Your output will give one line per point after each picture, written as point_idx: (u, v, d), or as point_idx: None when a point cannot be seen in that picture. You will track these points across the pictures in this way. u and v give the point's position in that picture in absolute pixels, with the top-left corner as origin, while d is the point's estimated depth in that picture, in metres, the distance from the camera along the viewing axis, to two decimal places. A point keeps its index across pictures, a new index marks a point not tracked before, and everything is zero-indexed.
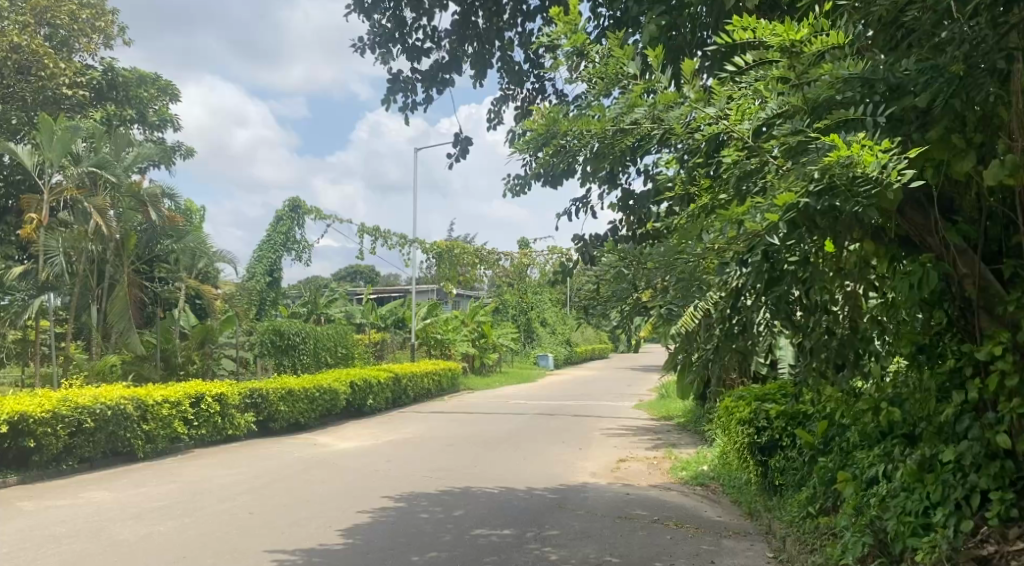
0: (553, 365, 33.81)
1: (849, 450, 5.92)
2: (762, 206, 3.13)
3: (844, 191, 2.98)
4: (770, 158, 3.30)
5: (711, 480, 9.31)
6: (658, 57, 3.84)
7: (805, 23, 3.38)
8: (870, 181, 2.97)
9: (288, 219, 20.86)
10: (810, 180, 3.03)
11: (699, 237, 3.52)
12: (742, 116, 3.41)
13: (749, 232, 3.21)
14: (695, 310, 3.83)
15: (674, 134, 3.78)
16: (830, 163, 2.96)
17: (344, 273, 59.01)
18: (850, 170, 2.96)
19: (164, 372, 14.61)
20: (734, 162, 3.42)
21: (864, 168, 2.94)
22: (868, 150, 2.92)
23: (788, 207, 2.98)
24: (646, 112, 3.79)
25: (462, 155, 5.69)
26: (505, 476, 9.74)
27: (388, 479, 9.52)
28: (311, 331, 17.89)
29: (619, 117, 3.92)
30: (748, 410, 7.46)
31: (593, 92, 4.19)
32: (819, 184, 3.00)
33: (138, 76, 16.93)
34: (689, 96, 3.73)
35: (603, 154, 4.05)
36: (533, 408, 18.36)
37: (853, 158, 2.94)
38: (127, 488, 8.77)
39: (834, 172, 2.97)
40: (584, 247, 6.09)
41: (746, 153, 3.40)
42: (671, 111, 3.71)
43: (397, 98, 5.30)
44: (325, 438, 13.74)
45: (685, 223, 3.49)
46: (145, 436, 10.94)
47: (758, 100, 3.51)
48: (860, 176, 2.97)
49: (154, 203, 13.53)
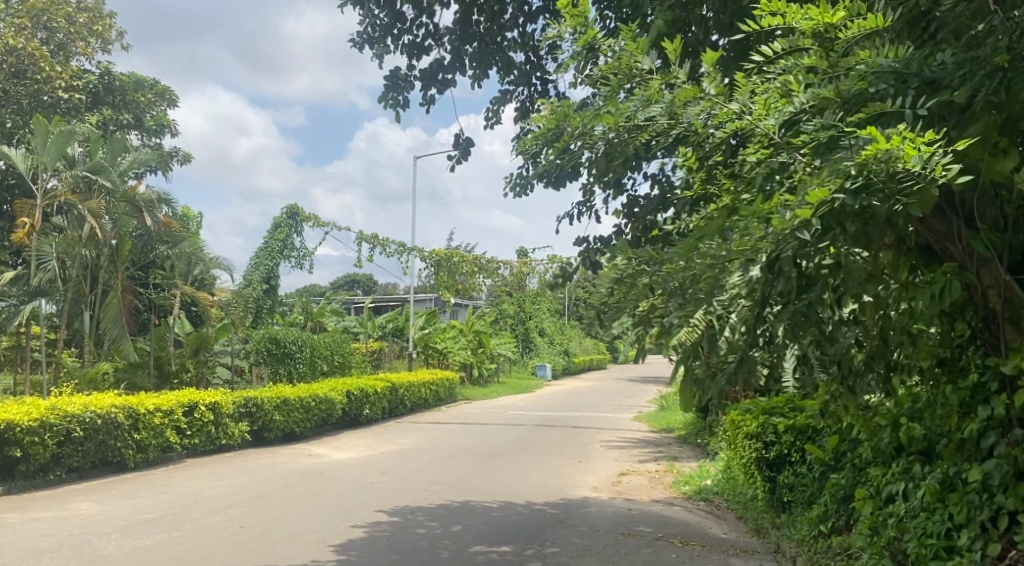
0: (552, 376, 33.56)
1: (862, 467, 5.76)
2: (792, 204, 2.95)
3: (881, 188, 2.81)
4: (797, 157, 3.14)
5: (716, 495, 9.08)
6: (676, 49, 3.69)
7: (840, 7, 3.30)
8: (912, 176, 2.78)
9: (286, 226, 20.61)
10: (846, 176, 2.84)
11: (723, 237, 3.35)
12: (767, 110, 3.26)
13: (778, 230, 3.03)
14: (694, 324, 3.52)
15: (690, 129, 3.67)
16: (867, 158, 2.78)
17: (340, 282, 58.83)
18: (890, 165, 2.77)
19: (158, 381, 14.39)
20: (758, 160, 3.29)
21: (905, 163, 2.76)
22: (910, 143, 2.75)
23: (821, 203, 2.80)
24: (663, 109, 3.67)
25: (463, 157, 5.50)
26: (503, 490, 9.49)
27: (383, 493, 9.28)
28: (308, 339, 17.68)
29: (634, 113, 3.78)
30: (755, 423, 7.26)
31: (605, 90, 4.05)
32: (856, 180, 2.81)
33: (135, 80, 16.69)
34: (710, 91, 3.55)
35: (613, 153, 3.89)
36: (532, 418, 18.09)
37: (893, 152, 2.76)
38: (115, 499, 8.53)
39: (871, 167, 2.79)
40: (586, 251, 5.87)
41: (771, 151, 3.28)
42: (690, 108, 3.59)
43: (394, 95, 5.11)
44: (321, 448, 13.50)
45: (702, 224, 3.30)
46: (135, 446, 10.70)
47: (780, 94, 3.35)
48: (900, 172, 2.79)
49: (150, 209, 13.06)
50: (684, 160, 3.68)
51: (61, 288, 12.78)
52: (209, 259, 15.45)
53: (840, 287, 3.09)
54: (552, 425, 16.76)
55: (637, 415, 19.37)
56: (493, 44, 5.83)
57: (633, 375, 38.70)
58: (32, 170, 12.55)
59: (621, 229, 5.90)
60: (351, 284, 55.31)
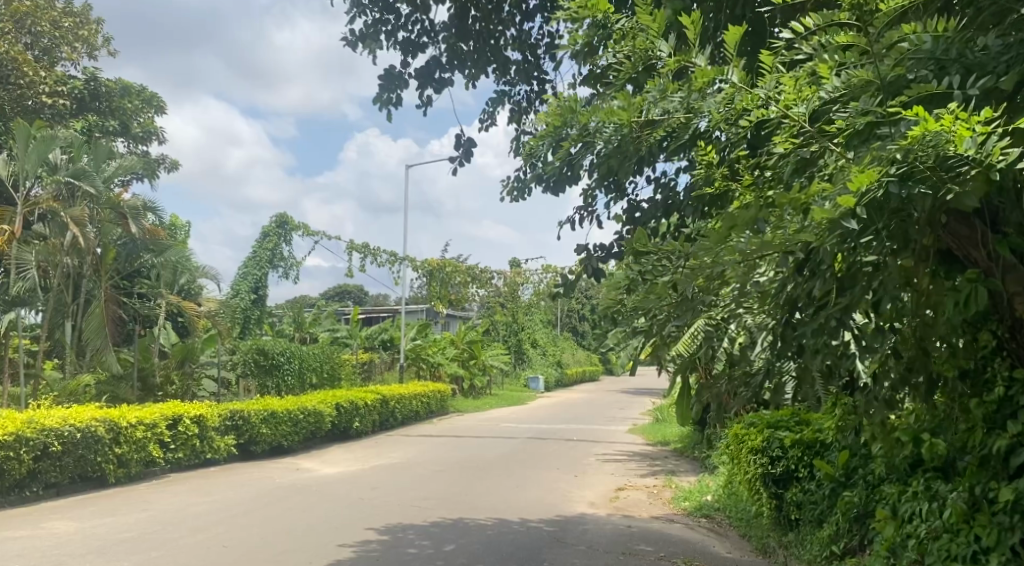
0: (545, 388, 33.16)
1: (875, 484, 5.52)
2: (830, 192, 2.73)
3: (927, 174, 2.56)
4: (831, 147, 2.93)
5: (717, 511, 8.79)
6: (695, 25, 3.49)
7: None
8: (964, 161, 2.51)
9: (275, 235, 20.31)
10: (891, 162, 2.60)
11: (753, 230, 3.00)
12: (796, 98, 3.07)
13: (818, 221, 2.75)
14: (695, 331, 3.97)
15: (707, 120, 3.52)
16: (913, 143, 2.54)
17: (330, 293, 58.35)
18: (940, 148, 2.52)
19: (141, 393, 14.02)
20: (787, 151, 3.06)
21: (956, 146, 2.50)
22: (963, 123, 2.50)
23: (864, 188, 2.57)
24: (682, 99, 3.53)
25: (464, 158, 5.23)
26: (497, 506, 9.19)
27: (372, 509, 8.95)
28: (297, 351, 17.34)
29: (650, 105, 3.65)
30: (759, 438, 6.99)
31: (621, 76, 3.95)
32: (902, 165, 2.56)
33: (122, 86, 16.36)
34: (732, 76, 3.40)
35: (624, 152, 3.83)
36: (526, 431, 17.77)
37: (943, 135, 2.51)
38: (92, 517, 8.17)
39: (917, 152, 2.54)
40: (586, 258, 5.64)
41: (801, 141, 3.03)
42: (707, 99, 3.44)
43: (388, 93, 4.83)
44: (310, 462, 13.15)
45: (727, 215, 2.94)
46: (116, 461, 10.34)
47: (810, 83, 3.15)
48: (951, 156, 2.53)
49: (133, 215, 13.03)
50: (701, 154, 3.42)
51: (41, 297, 12.43)
52: (195, 268, 15.11)
53: (879, 288, 2.99)
54: (546, 438, 16.44)
55: (632, 427, 19.06)
56: (492, 42, 5.57)
57: (625, 386, 38.29)
58: (13, 178, 12.31)
59: (623, 234, 5.65)
60: (342, 294, 54.85)
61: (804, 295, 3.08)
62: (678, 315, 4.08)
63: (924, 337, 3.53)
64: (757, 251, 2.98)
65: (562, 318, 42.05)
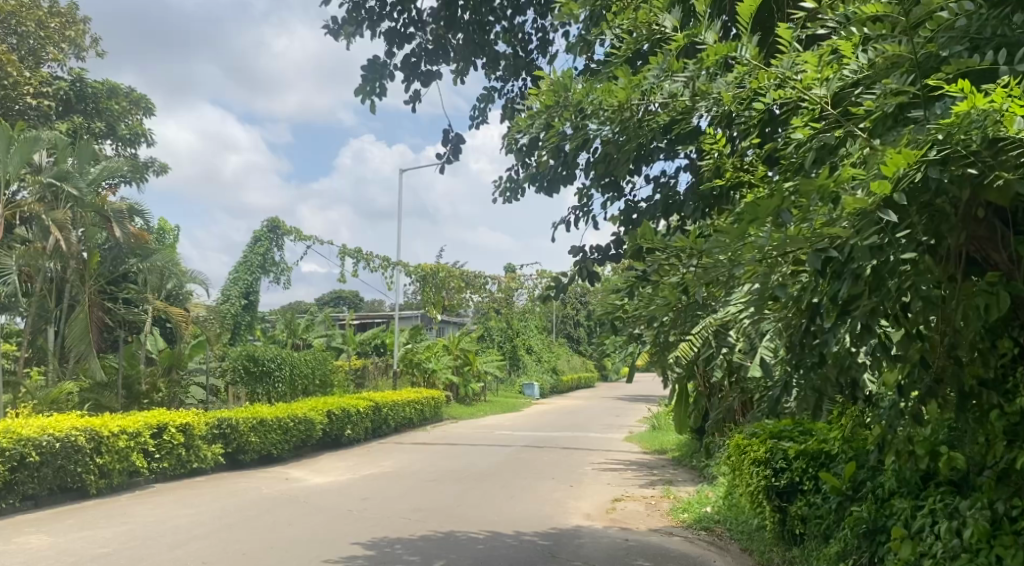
0: (540, 395, 32.79)
1: (885, 497, 5.26)
2: (862, 179, 2.63)
3: (964, 157, 2.50)
4: (857, 132, 2.91)
5: (716, 524, 8.52)
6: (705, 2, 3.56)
7: None
8: (1017, 144, 2.45)
9: (266, 240, 20.01)
10: (931, 144, 2.52)
11: (774, 223, 2.73)
12: (818, 76, 3.05)
13: (853, 210, 2.61)
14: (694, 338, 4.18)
15: (714, 107, 3.69)
16: (956, 124, 2.47)
17: (325, 299, 57.90)
18: (986, 130, 2.45)
19: (126, 401, 13.71)
20: (808, 136, 3.05)
21: (1006, 128, 2.43)
22: (1014, 101, 2.43)
23: (903, 171, 2.48)
24: (685, 79, 3.72)
25: (453, 155, 4.96)
26: (489, 518, 8.90)
27: (361, 522, 8.67)
28: (287, 357, 17.02)
29: (655, 82, 3.82)
30: (762, 449, 6.78)
31: (621, 49, 4.14)
32: (943, 148, 2.49)
33: (109, 87, 16.05)
34: (746, 57, 3.44)
35: (627, 138, 4.00)
36: (522, 439, 17.47)
37: (991, 114, 2.44)
38: (69, 531, 7.87)
39: (961, 133, 2.47)
40: (582, 261, 5.37)
41: (823, 123, 3.03)
42: (716, 80, 3.60)
43: (371, 84, 4.56)
44: (299, 472, 12.84)
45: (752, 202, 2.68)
46: (98, 471, 10.03)
47: (836, 59, 3.15)
48: (1002, 139, 2.46)
49: (119, 219, 12.73)
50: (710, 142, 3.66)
51: (22, 302, 12.11)
52: (183, 272, 14.81)
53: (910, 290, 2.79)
54: (541, 446, 16.14)
55: (629, 435, 18.74)
56: (482, 38, 5.30)
57: (621, 393, 37.93)
58: None
59: (619, 237, 5.43)
60: (336, 300, 54.39)
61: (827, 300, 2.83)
62: (679, 326, 4.15)
63: (955, 346, 3.26)
64: (780, 248, 2.75)
65: (557, 324, 41.75)
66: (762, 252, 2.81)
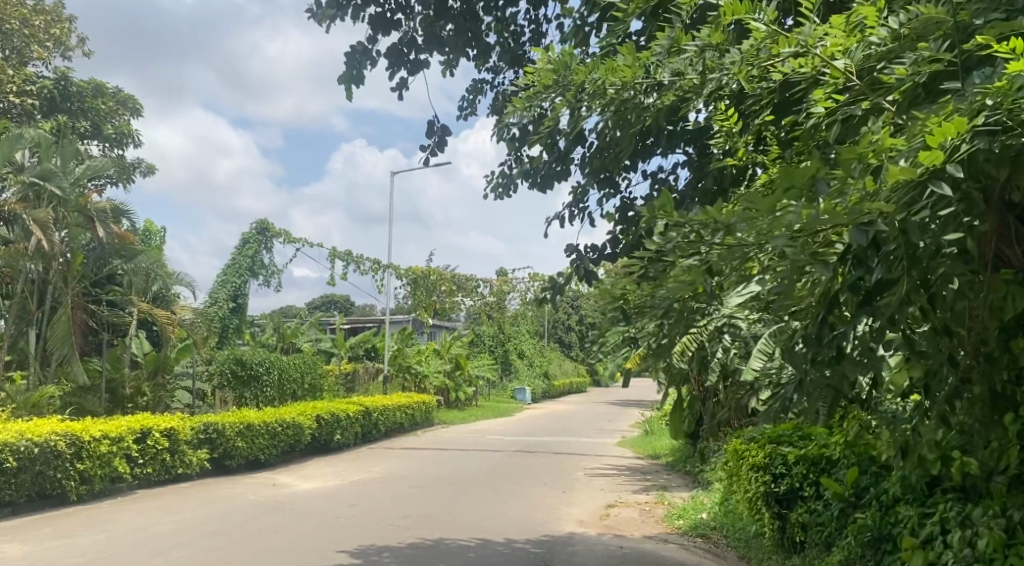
0: (532, 400, 32.54)
1: (889, 503, 5.09)
2: (906, 149, 2.49)
3: (1014, 127, 2.38)
4: (885, 106, 2.88)
5: (712, 530, 8.35)
6: None
7: None
8: None
9: (254, 242, 19.79)
10: (979, 111, 2.40)
11: (810, 195, 2.52)
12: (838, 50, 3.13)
13: (904, 181, 2.42)
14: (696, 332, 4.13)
15: (723, 84, 3.78)
16: (1005, 91, 2.37)
17: (317, 303, 57.51)
18: None
19: (109, 405, 13.43)
20: (830, 111, 3.08)
21: None
22: None
23: (951, 142, 2.36)
24: (696, 48, 3.84)
25: (438, 148, 4.77)
26: (479, 525, 8.69)
27: (348, 530, 8.43)
28: (275, 361, 16.77)
29: (660, 58, 4.02)
30: (761, 454, 6.62)
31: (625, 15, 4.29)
32: (993, 115, 2.37)
33: (95, 86, 15.80)
34: (764, 13, 3.57)
35: (628, 122, 4.09)
36: (513, 444, 17.27)
37: None
38: (45, 539, 7.62)
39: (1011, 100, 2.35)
40: (578, 259, 5.19)
41: (848, 97, 3.06)
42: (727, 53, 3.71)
43: (352, 71, 4.38)
44: (287, 477, 12.61)
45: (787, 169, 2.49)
46: (78, 477, 9.78)
47: (860, 25, 3.20)
48: None
49: (103, 219, 12.43)
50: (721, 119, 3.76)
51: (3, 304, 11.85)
52: (169, 274, 14.57)
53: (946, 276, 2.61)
54: (533, 451, 15.94)
55: (621, 440, 18.56)
56: (473, 29, 5.11)
57: (613, 398, 37.75)
58: None
59: (616, 236, 5.27)
60: (327, 304, 54.06)
61: (857, 285, 2.63)
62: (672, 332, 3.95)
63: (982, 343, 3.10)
64: (814, 224, 2.54)
65: (549, 329, 41.57)
66: (792, 228, 2.58)
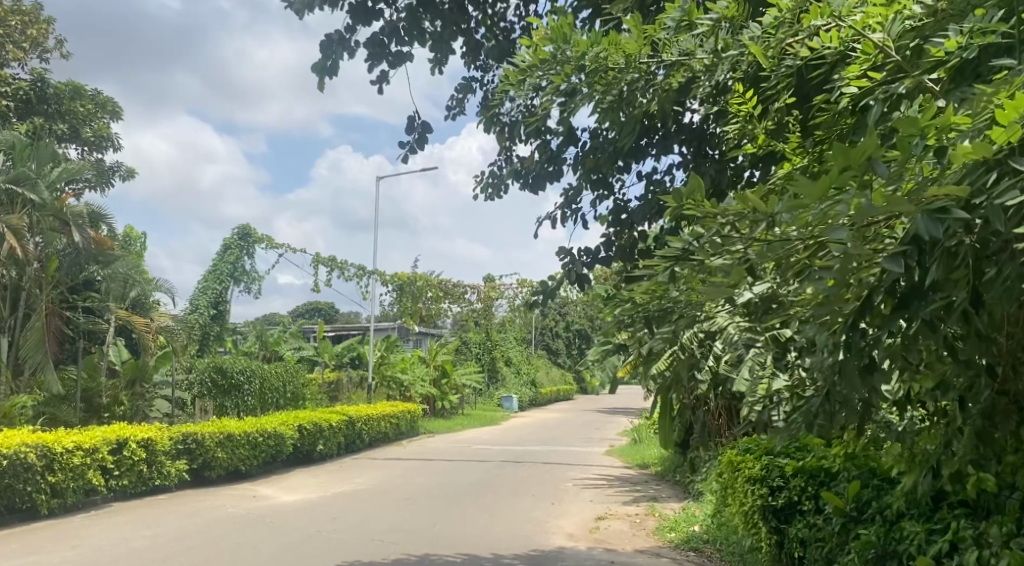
0: (518, 408, 32.26)
1: (895, 519, 4.87)
2: (969, 129, 2.30)
3: None
4: (927, 85, 2.70)
5: (705, 544, 8.14)
6: None
7: None
8: None
9: (236, 247, 19.49)
10: None
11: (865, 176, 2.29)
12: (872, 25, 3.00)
13: (974, 160, 2.18)
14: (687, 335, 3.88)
15: (736, 65, 3.68)
16: None
17: (301, 310, 57.04)
18: None
19: (85, 415, 13.09)
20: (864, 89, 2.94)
21: None
22: None
23: None
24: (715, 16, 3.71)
25: (418, 144, 4.54)
26: (465, 540, 8.38)
27: (331, 544, 8.15)
28: (257, 370, 16.42)
29: (670, 39, 3.89)
30: (758, 466, 6.42)
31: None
32: None
33: (73, 88, 15.45)
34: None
35: (622, 104, 3.95)
36: (499, 454, 17.00)
37: None
38: (12, 557, 7.32)
39: None
40: (570, 263, 4.95)
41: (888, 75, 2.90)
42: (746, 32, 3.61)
43: (325, 59, 4.29)
44: (268, 489, 12.29)
45: (841, 146, 2.25)
46: (49, 490, 9.45)
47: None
48: None
49: (78, 224, 11.95)
50: (739, 101, 3.72)
51: None
52: (148, 280, 14.22)
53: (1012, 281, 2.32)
54: (520, 461, 15.68)
55: (609, 449, 18.33)
56: (460, 22, 4.83)
57: (601, 405, 37.54)
58: None
59: (609, 238, 5.05)
60: (311, 311, 53.55)
61: (914, 286, 2.33)
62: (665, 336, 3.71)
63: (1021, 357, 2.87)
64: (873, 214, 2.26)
65: (536, 336, 41.35)
66: (847, 219, 2.30)
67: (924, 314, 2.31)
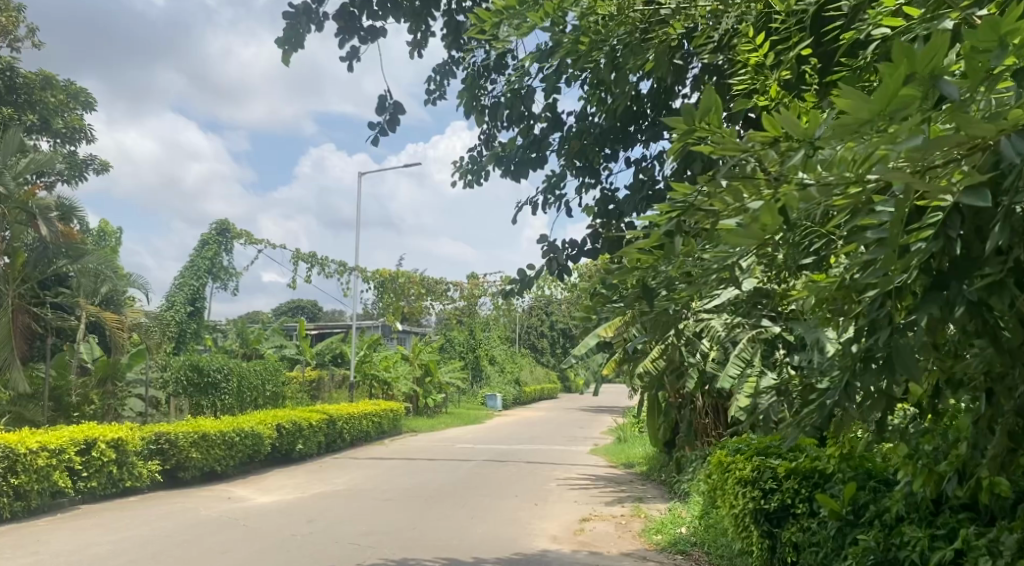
0: (502, 407, 31.97)
1: (894, 524, 4.61)
2: None
3: None
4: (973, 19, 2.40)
5: (693, 547, 7.89)
6: None
7: None
8: None
9: (214, 244, 19.08)
10: None
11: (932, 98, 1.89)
12: None
13: None
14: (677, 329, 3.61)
15: (745, 15, 3.86)
16: None
17: (284, 309, 56.46)
18: None
19: (53, 414, 12.69)
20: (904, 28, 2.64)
21: None
22: None
23: None
24: None
25: (389, 126, 4.28)
26: (446, 543, 8.08)
27: (304, 549, 7.81)
28: (235, 368, 16.03)
29: None
30: (749, 467, 6.19)
31: None
32: None
33: (44, 78, 14.98)
34: None
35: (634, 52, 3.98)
36: (483, 453, 16.71)
37: None
38: None
39: None
40: (553, 252, 4.68)
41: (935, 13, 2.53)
42: None
43: (291, 32, 4.00)
44: (243, 490, 11.94)
45: (906, 49, 1.85)
46: (12, 493, 9.09)
47: None
48: None
49: (46, 217, 11.57)
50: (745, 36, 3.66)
51: None
52: (120, 276, 13.82)
53: None
54: (504, 460, 15.39)
55: (594, 448, 18.09)
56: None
57: (586, 404, 37.30)
58: None
59: (594, 227, 4.80)
60: (294, 309, 52.91)
61: (960, 261, 2.04)
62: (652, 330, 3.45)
63: None
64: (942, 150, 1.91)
65: (521, 334, 41.07)
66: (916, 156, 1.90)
67: (967, 296, 1.99)
